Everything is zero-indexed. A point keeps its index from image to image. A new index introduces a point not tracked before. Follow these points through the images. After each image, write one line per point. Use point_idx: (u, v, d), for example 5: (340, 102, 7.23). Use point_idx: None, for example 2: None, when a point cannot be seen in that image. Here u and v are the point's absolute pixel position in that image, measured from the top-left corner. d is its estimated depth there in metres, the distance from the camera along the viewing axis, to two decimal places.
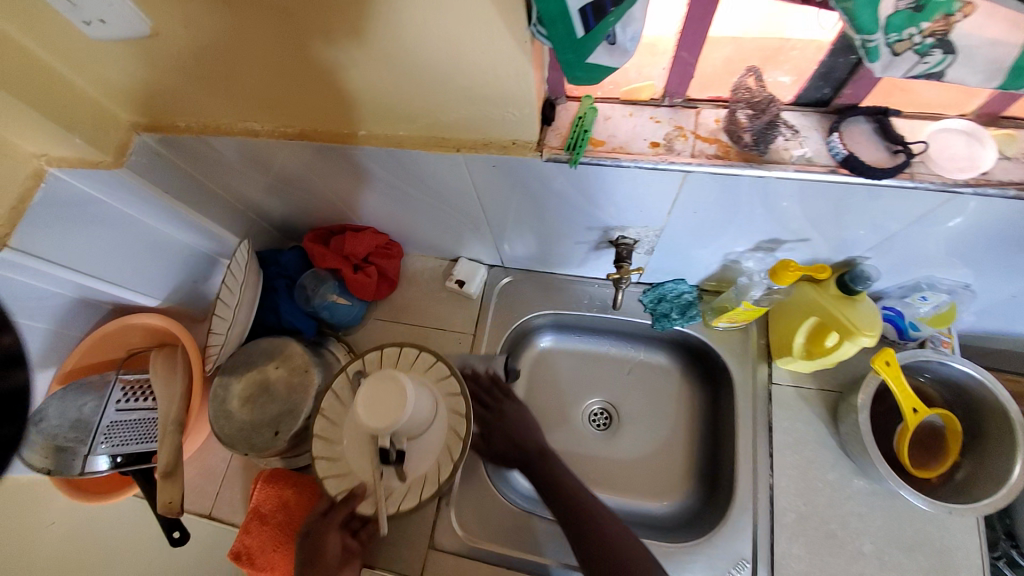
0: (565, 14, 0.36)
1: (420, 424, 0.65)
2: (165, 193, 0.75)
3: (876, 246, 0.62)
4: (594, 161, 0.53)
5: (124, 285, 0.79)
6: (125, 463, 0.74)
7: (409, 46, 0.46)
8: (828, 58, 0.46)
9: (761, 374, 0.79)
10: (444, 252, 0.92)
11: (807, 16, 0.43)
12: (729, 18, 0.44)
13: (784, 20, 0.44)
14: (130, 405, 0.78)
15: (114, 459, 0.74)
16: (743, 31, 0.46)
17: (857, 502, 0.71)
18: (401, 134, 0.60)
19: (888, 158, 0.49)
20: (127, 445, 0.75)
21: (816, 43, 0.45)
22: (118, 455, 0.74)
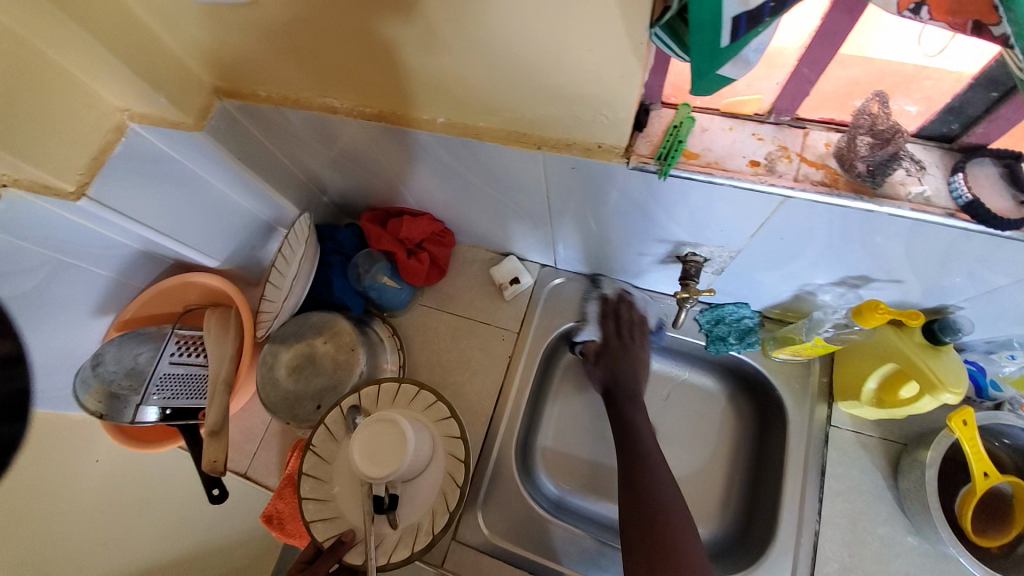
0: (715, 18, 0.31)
1: (416, 467, 0.66)
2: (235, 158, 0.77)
3: (973, 298, 0.56)
4: (685, 175, 0.49)
5: (188, 244, 0.81)
6: (172, 416, 0.78)
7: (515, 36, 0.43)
8: (965, 92, 0.41)
9: (819, 414, 0.73)
10: (496, 245, 0.91)
11: (959, 46, 0.38)
12: (870, 37, 0.39)
13: (933, 48, 0.38)
14: (183, 359, 0.82)
15: (163, 411, 0.78)
16: (880, 52, 0.40)
17: (908, 563, 0.66)
18: (481, 125, 0.58)
19: (1011, 209, 0.43)
20: (176, 399, 0.79)
21: (956, 75, 0.40)
22: (167, 408, 0.78)
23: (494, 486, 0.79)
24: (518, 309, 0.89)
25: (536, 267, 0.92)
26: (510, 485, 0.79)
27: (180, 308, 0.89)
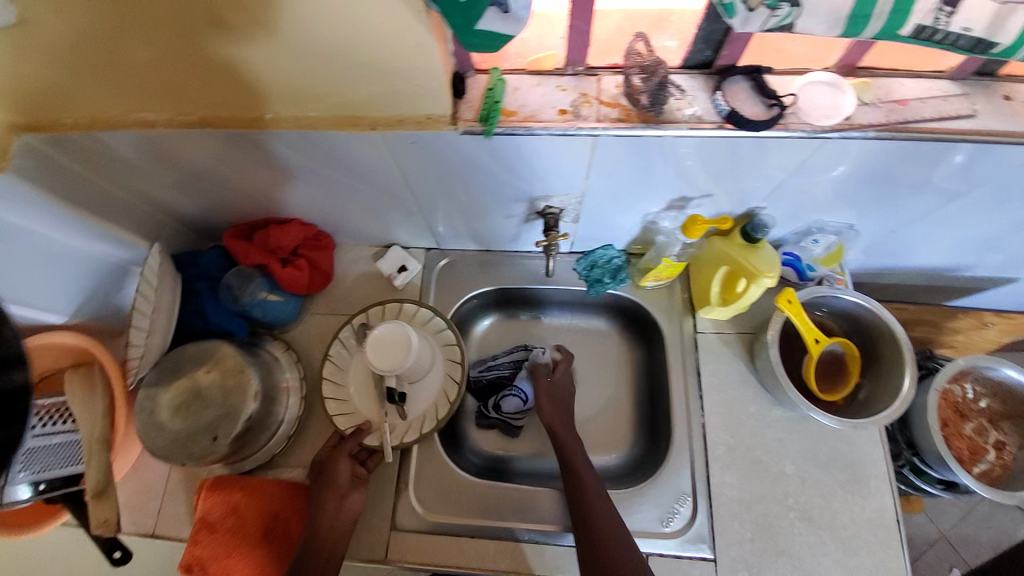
0: None
1: (420, 369, 0.78)
2: (57, 197, 0.69)
3: (770, 195, 0.66)
4: (508, 131, 0.54)
5: (24, 301, 0.71)
6: (49, 490, 0.71)
7: (311, 18, 0.45)
8: (704, 22, 0.49)
9: (687, 325, 0.85)
10: (375, 238, 0.91)
11: None
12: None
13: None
14: (48, 429, 0.72)
15: (36, 487, 0.70)
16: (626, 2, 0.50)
17: (776, 429, 0.77)
18: (313, 116, 0.58)
19: (764, 112, 0.52)
20: (50, 471, 0.71)
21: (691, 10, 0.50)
22: (40, 483, 0.70)
23: (420, 470, 0.80)
24: (411, 296, 0.90)
25: (422, 252, 0.93)
26: (435, 464, 0.80)
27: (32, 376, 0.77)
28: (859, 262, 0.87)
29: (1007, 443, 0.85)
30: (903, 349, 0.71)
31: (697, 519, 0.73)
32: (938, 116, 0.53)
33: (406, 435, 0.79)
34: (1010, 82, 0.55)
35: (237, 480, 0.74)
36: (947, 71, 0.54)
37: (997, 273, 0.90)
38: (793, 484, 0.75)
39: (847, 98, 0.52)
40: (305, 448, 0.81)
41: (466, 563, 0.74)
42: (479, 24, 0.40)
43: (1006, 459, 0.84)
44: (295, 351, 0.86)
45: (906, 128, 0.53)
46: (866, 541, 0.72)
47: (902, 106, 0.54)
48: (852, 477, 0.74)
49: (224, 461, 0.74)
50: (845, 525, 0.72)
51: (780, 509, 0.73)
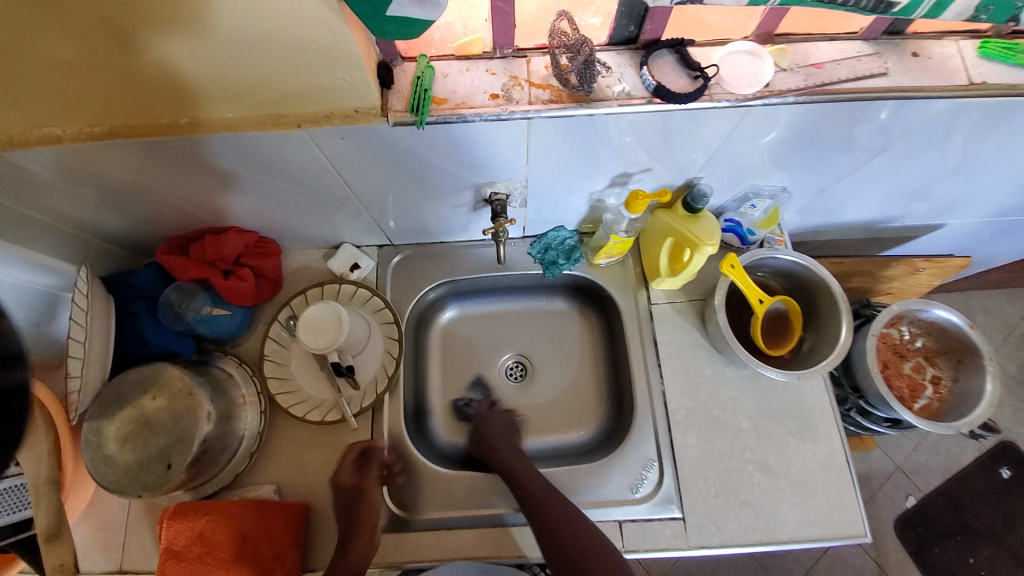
0: None
1: (359, 341, 0.80)
2: None
3: (706, 165, 0.68)
4: (440, 120, 0.53)
5: None
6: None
7: (224, 11, 0.42)
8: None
9: (641, 298, 0.87)
10: (322, 240, 0.88)
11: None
12: None
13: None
14: None
15: None
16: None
17: (731, 388, 0.81)
18: (233, 116, 0.55)
19: (689, 84, 0.53)
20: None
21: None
22: None
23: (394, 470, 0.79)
24: None
25: (375, 249, 0.91)
26: (407, 461, 0.80)
27: None
28: (798, 221, 0.91)
29: (942, 378, 0.91)
30: (838, 300, 0.76)
31: (665, 482, 0.77)
32: (855, 76, 0.55)
33: (366, 399, 0.81)
34: (917, 39, 0.57)
35: (199, 507, 0.70)
36: (860, 32, 0.56)
37: (922, 221, 0.96)
38: (749, 438, 0.79)
39: (767, 66, 0.53)
40: (271, 462, 0.79)
41: (445, 556, 0.75)
42: (390, 9, 0.39)
43: (943, 392, 0.90)
44: (249, 364, 0.83)
45: (822, 91, 0.54)
46: (820, 484, 0.77)
47: (820, 69, 0.55)
48: (802, 424, 0.79)
49: (183, 488, 0.71)
50: (800, 470, 0.77)
51: (739, 463, 0.78)
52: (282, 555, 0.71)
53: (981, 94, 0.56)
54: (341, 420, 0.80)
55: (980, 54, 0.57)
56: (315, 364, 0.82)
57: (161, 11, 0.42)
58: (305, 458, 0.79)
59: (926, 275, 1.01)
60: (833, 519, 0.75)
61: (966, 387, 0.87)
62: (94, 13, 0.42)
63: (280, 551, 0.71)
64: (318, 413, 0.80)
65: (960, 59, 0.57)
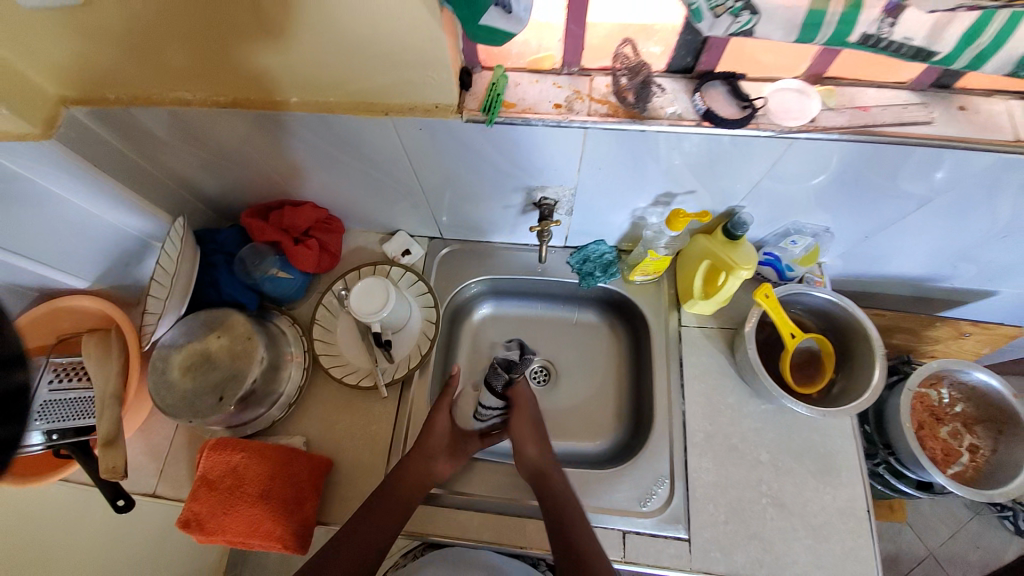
0: None
1: (401, 318, 0.86)
2: (96, 171, 0.74)
3: (748, 194, 0.72)
4: (507, 121, 0.60)
5: (52, 265, 0.78)
6: (60, 439, 0.74)
7: (348, 16, 0.51)
8: (684, 34, 0.56)
9: (672, 319, 0.89)
10: (381, 225, 0.96)
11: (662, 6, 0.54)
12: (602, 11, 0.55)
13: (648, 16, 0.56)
14: (64, 385, 0.77)
15: (48, 435, 0.73)
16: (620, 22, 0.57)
17: (753, 419, 0.81)
18: (332, 100, 0.65)
19: (737, 112, 0.58)
20: (64, 421, 0.75)
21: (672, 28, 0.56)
22: (54, 431, 0.73)
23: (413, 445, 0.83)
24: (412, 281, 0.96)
25: (426, 240, 0.99)
26: None
27: (53, 338, 0.83)
28: (840, 268, 0.91)
29: (981, 447, 0.87)
30: (873, 344, 0.75)
31: (674, 501, 0.77)
32: (900, 121, 0.58)
33: (399, 372, 0.86)
34: (966, 94, 0.60)
35: (238, 443, 0.77)
36: (907, 83, 0.59)
37: (974, 284, 0.94)
38: (766, 472, 0.78)
39: (814, 103, 0.57)
40: (303, 417, 0.86)
41: (445, 535, 0.77)
42: (481, 19, 0.46)
43: (980, 462, 0.86)
44: (301, 325, 0.91)
45: (865, 132, 0.57)
46: (836, 529, 0.74)
47: (865, 111, 0.58)
48: (823, 467, 0.77)
49: (226, 424, 0.79)
50: (816, 513, 0.75)
51: (753, 494, 0.76)
52: (303, 499, 0.76)
53: None
54: (373, 388, 0.86)
55: None
56: (358, 334, 0.89)
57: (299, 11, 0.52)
58: (335, 418, 0.85)
59: (975, 341, 0.98)
60: (848, 570, 0.72)
61: (1006, 458, 0.83)
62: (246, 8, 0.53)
63: (302, 497, 0.76)
64: (354, 378, 0.86)
65: (1010, 116, 0.59)
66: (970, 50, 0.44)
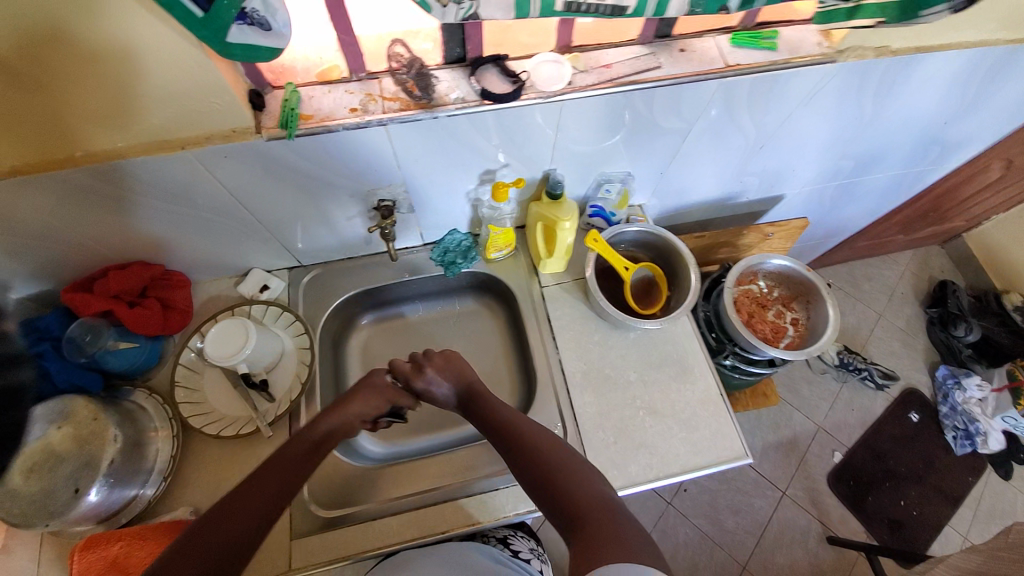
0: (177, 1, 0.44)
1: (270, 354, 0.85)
2: None
3: (553, 157, 0.82)
4: (309, 132, 0.64)
5: None
6: None
7: (116, 58, 0.52)
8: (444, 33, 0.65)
9: (534, 284, 0.97)
10: (232, 268, 0.93)
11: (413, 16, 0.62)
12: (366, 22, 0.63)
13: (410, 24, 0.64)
14: None
15: None
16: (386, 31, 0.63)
17: (619, 348, 0.91)
18: (122, 146, 0.63)
19: (509, 86, 0.67)
20: None
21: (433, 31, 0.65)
22: None
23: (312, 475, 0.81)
24: None
25: (285, 271, 0.97)
26: (326, 463, 0.83)
27: None
28: (658, 205, 1.07)
29: (800, 318, 1.07)
30: (685, 258, 0.90)
31: (569, 440, 0.84)
32: (637, 70, 0.71)
33: (282, 408, 0.84)
34: (683, 39, 0.75)
35: (114, 533, 0.70)
36: (636, 39, 0.73)
37: (763, 193, 1.15)
38: (638, 389, 0.88)
39: (567, 68, 0.68)
40: (186, 486, 0.80)
41: (368, 547, 0.76)
42: (231, 36, 0.49)
43: (801, 329, 1.06)
44: (161, 394, 0.85)
45: (613, 84, 0.69)
46: (701, 418, 0.86)
47: (609, 68, 0.71)
48: (681, 370, 0.90)
49: (94, 519, 0.71)
50: (683, 409, 0.87)
51: (631, 411, 0.86)
52: None
53: (737, 73, 0.73)
54: (257, 432, 0.82)
55: (734, 44, 0.75)
56: (229, 383, 0.85)
57: (62, 61, 0.52)
58: (223, 476, 0.80)
59: (780, 238, 1.19)
60: (718, 447, 0.85)
61: (816, 320, 1.03)
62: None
63: None
64: (233, 428, 0.82)
65: (718, 49, 0.75)
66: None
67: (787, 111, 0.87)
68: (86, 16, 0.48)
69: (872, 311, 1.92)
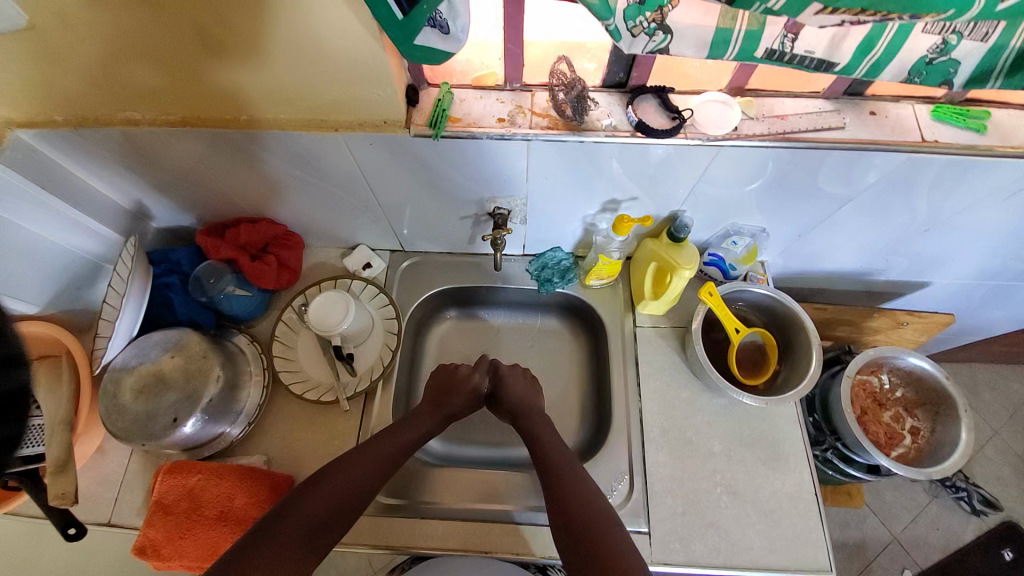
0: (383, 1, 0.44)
1: (361, 331, 0.87)
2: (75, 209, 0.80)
3: (686, 199, 0.77)
4: (453, 135, 0.63)
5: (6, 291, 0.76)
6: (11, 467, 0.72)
7: (298, 33, 0.54)
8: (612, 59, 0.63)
9: (627, 321, 0.93)
10: (341, 240, 0.97)
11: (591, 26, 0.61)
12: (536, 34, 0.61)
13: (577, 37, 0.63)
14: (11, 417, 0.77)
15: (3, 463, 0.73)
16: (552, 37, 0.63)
17: (706, 412, 0.84)
18: (284, 117, 0.67)
19: (667, 123, 0.63)
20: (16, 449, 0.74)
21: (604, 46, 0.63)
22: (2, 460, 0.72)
23: None
24: None
25: (387, 253, 1.00)
26: None
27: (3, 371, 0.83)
28: (781, 266, 0.98)
29: (920, 429, 0.92)
30: (809, 335, 0.81)
31: (634, 494, 0.79)
32: (814, 127, 0.63)
33: (361, 385, 0.86)
34: (876, 100, 0.66)
35: (194, 464, 0.76)
36: (821, 91, 0.65)
37: (906, 275, 1.01)
38: (720, 462, 0.81)
39: (735, 112, 0.62)
40: (264, 435, 0.85)
41: (417, 544, 0.77)
42: (418, 39, 0.49)
43: (920, 442, 0.91)
44: (260, 343, 0.91)
45: (783, 138, 0.63)
46: (785, 513, 0.78)
47: (782, 120, 0.64)
48: (772, 454, 0.81)
49: (182, 447, 0.77)
50: (767, 499, 0.79)
51: (708, 485, 0.79)
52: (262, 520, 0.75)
53: (933, 150, 0.63)
54: (335, 402, 0.85)
55: (934, 117, 0.65)
56: (319, 350, 0.89)
57: (256, 26, 0.53)
58: (297, 435, 0.85)
59: (913, 330, 1.04)
60: (797, 550, 0.76)
61: (942, 437, 0.88)
62: (198, 27, 0.54)
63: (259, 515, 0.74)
64: (315, 393, 0.86)
65: (915, 118, 0.65)
66: (866, 61, 0.49)
67: (973, 200, 0.74)
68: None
69: (988, 425, 1.65)
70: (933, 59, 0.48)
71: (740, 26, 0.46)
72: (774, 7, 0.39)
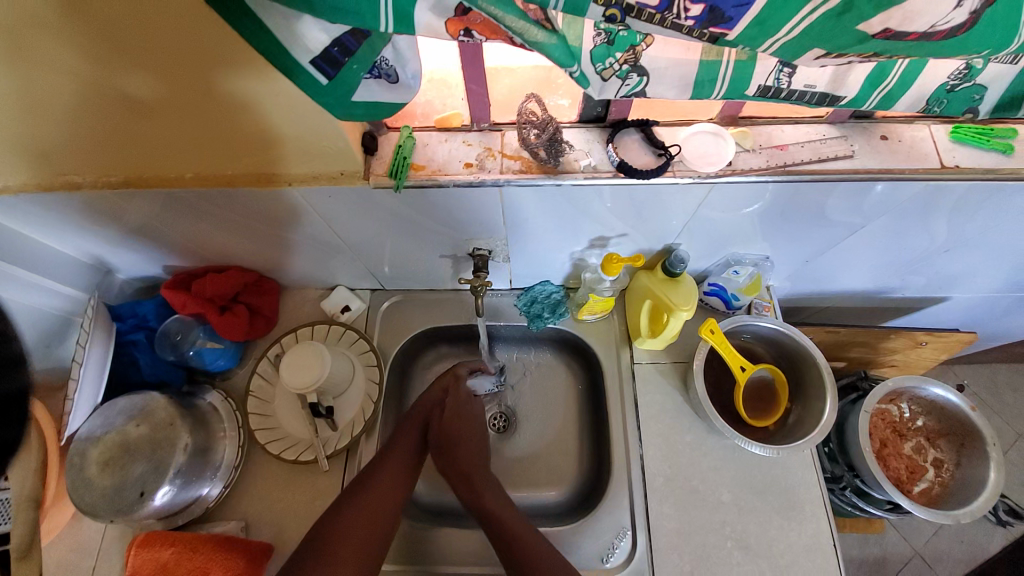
0: (301, 66, 0.39)
1: (341, 383, 0.81)
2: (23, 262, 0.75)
3: (681, 233, 0.70)
4: (417, 184, 0.58)
5: None
6: None
7: (225, 95, 0.49)
8: (584, 107, 0.59)
9: (624, 357, 0.86)
10: (318, 282, 0.92)
11: None
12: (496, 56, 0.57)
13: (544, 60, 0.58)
14: None
15: None
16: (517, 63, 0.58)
17: (712, 457, 0.78)
18: (231, 172, 0.62)
19: (653, 160, 0.57)
20: None
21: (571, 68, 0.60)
22: None
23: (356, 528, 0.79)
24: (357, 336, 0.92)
25: (367, 292, 0.94)
26: None
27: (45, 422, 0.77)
28: (788, 288, 0.91)
29: (945, 461, 0.85)
30: (823, 374, 0.74)
31: (637, 553, 0.73)
32: (818, 158, 0.57)
33: (342, 441, 0.81)
34: (887, 122, 0.60)
35: (170, 536, 0.71)
36: (826, 116, 0.59)
37: (924, 292, 0.94)
38: (728, 513, 0.75)
39: (729, 146, 0.57)
40: (242, 499, 0.80)
41: None
42: (357, 94, 0.43)
43: (945, 477, 0.84)
44: (235, 399, 0.86)
45: (782, 171, 0.57)
46: (803, 568, 0.72)
47: (782, 150, 0.58)
48: (785, 503, 0.75)
49: (156, 518, 0.73)
50: (782, 553, 0.72)
51: (717, 539, 0.74)
52: None
53: (955, 176, 0.57)
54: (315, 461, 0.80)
55: (953, 138, 0.58)
56: (296, 404, 0.84)
57: (203, 90, 0.49)
58: (278, 497, 0.80)
59: (933, 350, 0.97)
60: None
61: (969, 473, 0.81)
62: (126, 93, 0.49)
63: None
64: (294, 452, 0.81)
65: (932, 142, 0.58)
66: (877, 93, 0.42)
67: (999, 221, 0.67)
68: (230, 54, 0.45)
69: (1013, 430, 1.56)
70: (955, 86, 0.41)
71: (728, 58, 0.39)
72: (764, 51, 0.33)
